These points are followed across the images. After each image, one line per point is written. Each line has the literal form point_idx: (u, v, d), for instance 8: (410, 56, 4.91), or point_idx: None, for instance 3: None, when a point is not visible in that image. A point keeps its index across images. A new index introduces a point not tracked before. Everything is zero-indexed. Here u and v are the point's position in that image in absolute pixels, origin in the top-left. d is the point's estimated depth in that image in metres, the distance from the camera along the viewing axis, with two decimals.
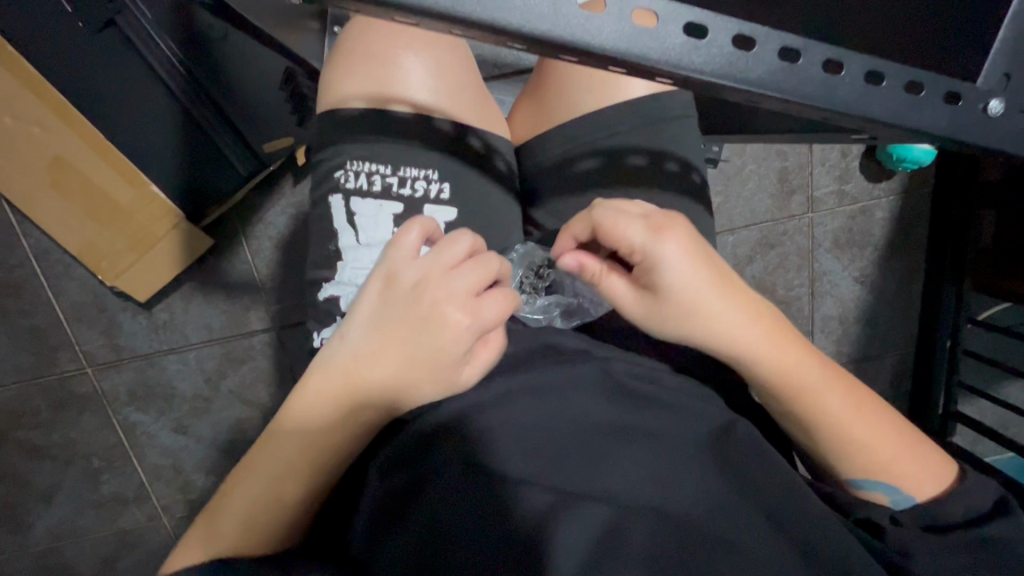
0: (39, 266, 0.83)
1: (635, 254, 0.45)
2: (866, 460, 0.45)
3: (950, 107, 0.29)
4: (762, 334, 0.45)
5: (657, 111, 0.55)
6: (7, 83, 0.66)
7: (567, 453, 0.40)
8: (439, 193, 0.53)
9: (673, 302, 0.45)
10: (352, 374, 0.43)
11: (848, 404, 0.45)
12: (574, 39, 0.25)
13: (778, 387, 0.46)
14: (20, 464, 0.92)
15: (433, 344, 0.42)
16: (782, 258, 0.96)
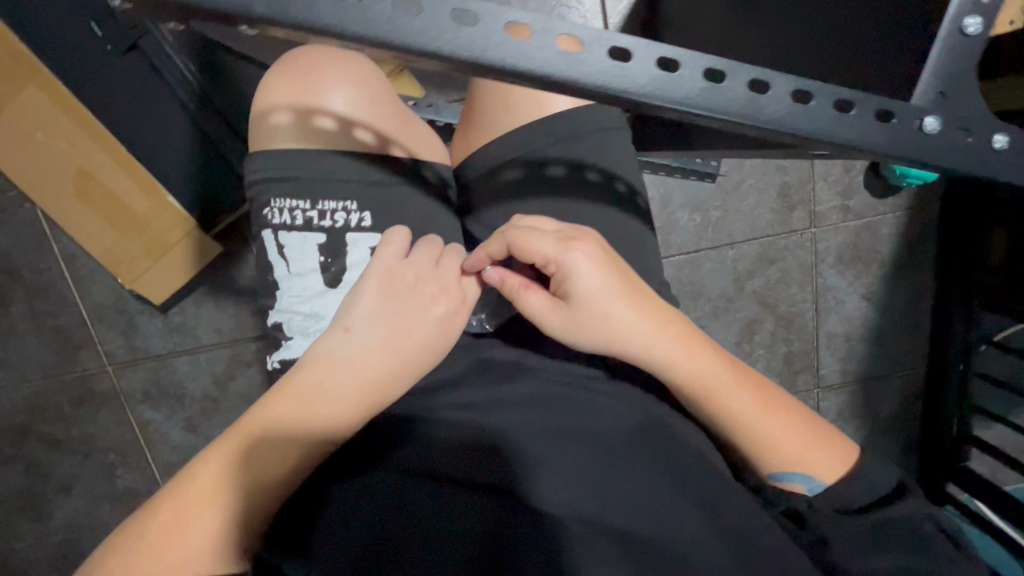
0: (66, 270, 0.89)
1: (549, 264, 0.48)
2: (775, 454, 0.47)
3: (883, 123, 0.30)
4: (670, 346, 0.48)
5: (590, 130, 0.57)
6: (41, 101, 0.72)
7: (508, 460, 0.42)
8: (360, 222, 0.55)
9: (584, 311, 0.48)
10: (339, 356, 0.47)
11: (772, 413, 0.47)
12: (505, 62, 0.27)
13: (679, 387, 0.48)
14: (43, 456, 0.98)
15: (429, 326, 0.49)
16: (783, 273, 0.96)
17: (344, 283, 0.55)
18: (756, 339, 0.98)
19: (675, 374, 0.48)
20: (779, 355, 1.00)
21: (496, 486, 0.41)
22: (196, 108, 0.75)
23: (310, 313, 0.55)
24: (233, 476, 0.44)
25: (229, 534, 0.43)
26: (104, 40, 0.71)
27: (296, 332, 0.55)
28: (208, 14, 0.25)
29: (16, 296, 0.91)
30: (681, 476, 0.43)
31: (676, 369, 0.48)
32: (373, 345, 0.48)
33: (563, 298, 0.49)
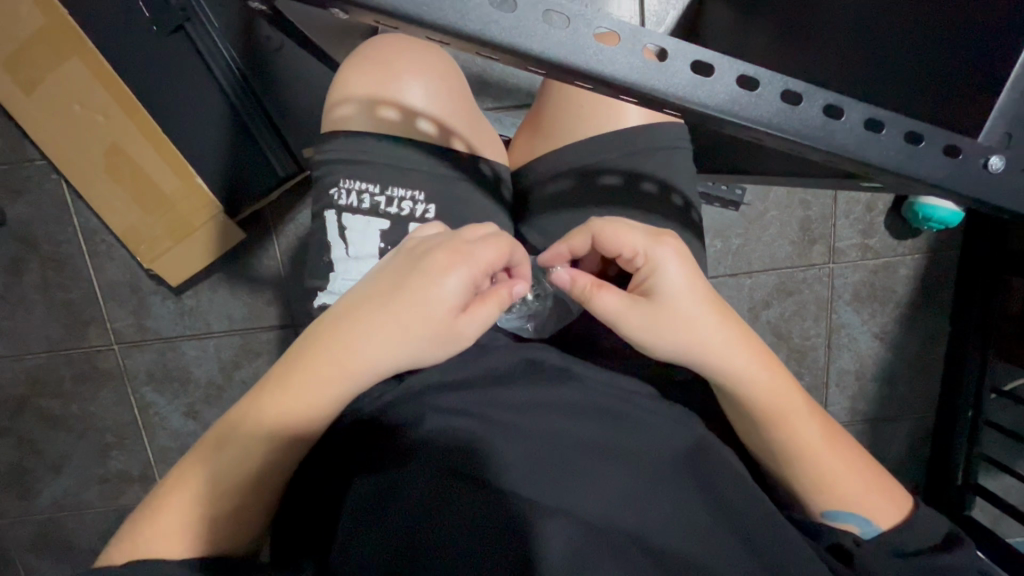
0: (85, 244, 0.89)
1: (637, 258, 0.48)
2: (833, 491, 0.48)
3: (950, 159, 0.30)
4: (747, 364, 0.48)
5: (660, 146, 0.57)
6: (83, 74, 0.73)
7: (549, 467, 0.41)
8: (425, 213, 0.56)
9: (664, 311, 0.47)
10: (323, 340, 0.46)
11: (830, 445, 0.49)
12: (590, 65, 0.27)
13: (745, 414, 0.49)
14: (39, 430, 0.97)
15: (413, 296, 0.44)
16: (799, 306, 0.96)
17: None
18: None
19: (743, 399, 0.48)
20: None
21: (527, 490, 0.40)
22: (236, 96, 0.75)
23: None
24: (216, 494, 0.44)
25: (221, 549, 0.44)
26: (151, 21, 0.72)
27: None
28: None
29: (31, 266, 0.90)
30: (707, 488, 0.43)
31: (752, 388, 0.48)
32: (354, 324, 0.45)
33: (644, 296, 0.48)
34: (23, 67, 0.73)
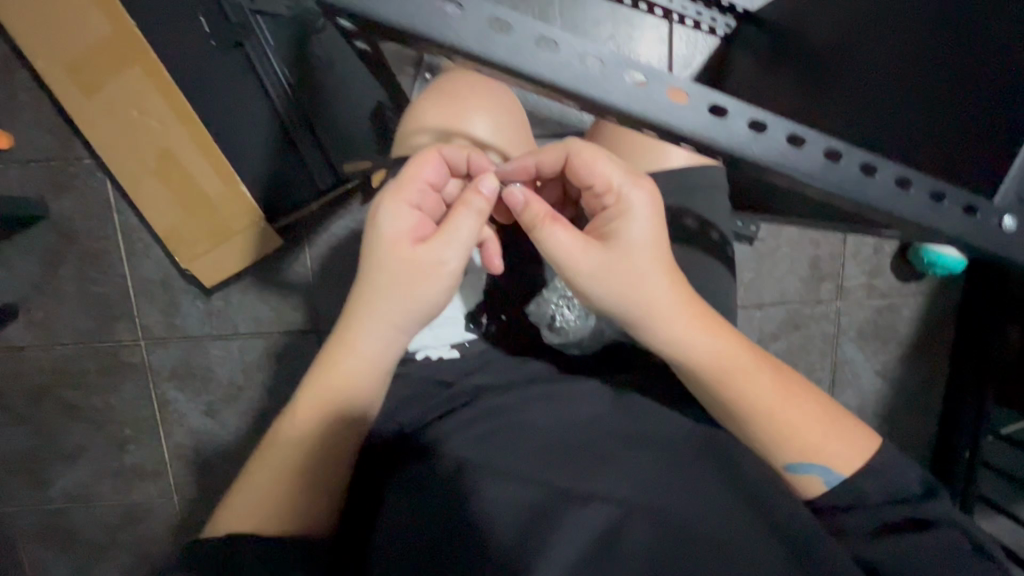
0: (123, 242, 0.92)
1: (608, 195, 0.50)
2: (791, 443, 0.50)
3: (970, 216, 0.34)
4: (695, 322, 0.50)
5: (703, 186, 0.61)
6: (142, 81, 0.77)
7: (565, 461, 0.48)
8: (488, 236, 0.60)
9: (617, 249, 0.48)
10: (334, 330, 0.50)
11: (790, 403, 0.50)
12: (662, 119, 0.31)
13: (703, 377, 0.50)
14: (58, 421, 0.98)
15: (374, 244, 0.47)
16: (806, 340, 0.99)
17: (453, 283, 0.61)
18: None
19: (696, 360, 0.50)
20: None
21: (548, 475, 0.47)
22: (284, 108, 0.79)
23: None
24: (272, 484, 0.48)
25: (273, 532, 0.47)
26: (210, 34, 0.74)
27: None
28: (431, 45, 0.29)
29: (68, 259, 0.93)
30: (726, 478, 0.47)
31: (697, 352, 0.50)
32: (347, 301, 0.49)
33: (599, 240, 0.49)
34: (88, 72, 0.77)
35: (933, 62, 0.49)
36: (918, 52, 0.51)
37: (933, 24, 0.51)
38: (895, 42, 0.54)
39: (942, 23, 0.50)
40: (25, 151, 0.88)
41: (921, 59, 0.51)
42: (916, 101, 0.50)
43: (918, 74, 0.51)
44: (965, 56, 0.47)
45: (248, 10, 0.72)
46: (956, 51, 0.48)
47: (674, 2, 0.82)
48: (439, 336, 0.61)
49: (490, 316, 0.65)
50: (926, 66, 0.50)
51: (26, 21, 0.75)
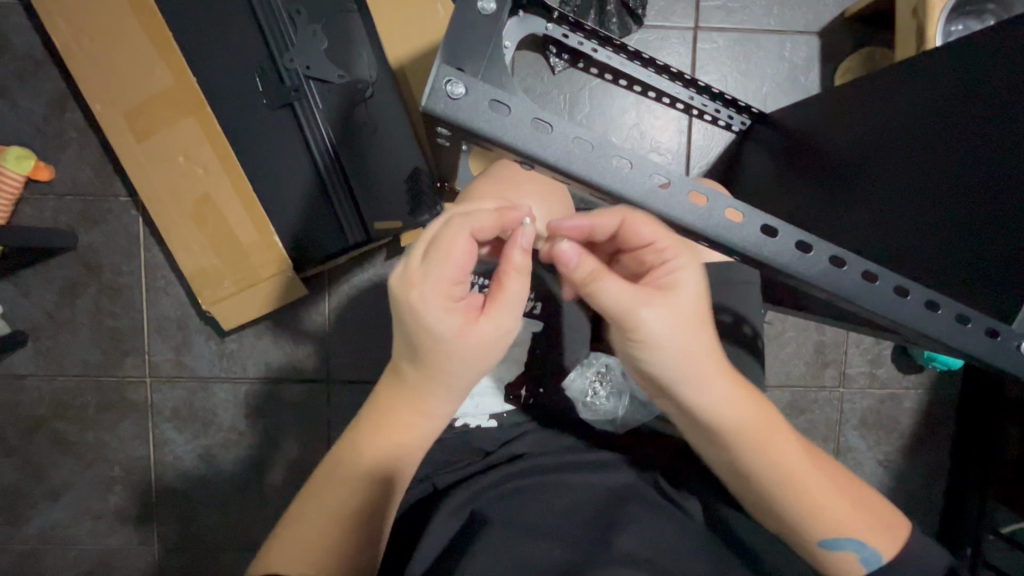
0: (145, 277, 0.93)
1: (664, 248, 0.44)
2: (824, 520, 0.45)
3: (991, 339, 0.38)
4: (733, 392, 0.45)
5: (736, 279, 0.63)
6: (194, 132, 0.81)
7: (591, 526, 0.48)
8: (533, 309, 0.68)
9: (675, 302, 0.42)
10: (402, 391, 0.47)
11: (818, 474, 0.46)
12: (719, 235, 0.34)
13: (731, 440, 0.45)
14: (47, 455, 0.96)
15: (422, 339, 0.43)
16: (809, 424, 1.01)
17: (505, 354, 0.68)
18: None
19: (727, 427, 0.45)
20: None
21: (572, 538, 0.47)
22: (323, 165, 0.83)
23: None
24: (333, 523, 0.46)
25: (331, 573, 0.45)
26: (263, 92, 0.82)
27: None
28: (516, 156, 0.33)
29: (87, 291, 0.93)
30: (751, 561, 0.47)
31: (732, 422, 0.45)
32: (403, 375, 0.46)
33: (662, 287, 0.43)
34: (142, 120, 0.81)
35: (941, 181, 0.54)
36: (927, 165, 0.55)
37: (948, 138, 0.54)
38: (906, 146, 0.57)
39: (950, 136, 0.54)
40: (63, 183, 0.91)
41: (930, 174, 0.55)
42: (918, 214, 0.55)
43: (923, 188, 0.55)
44: (973, 182, 0.51)
45: (302, 75, 0.81)
46: (963, 174, 0.52)
47: (693, 99, 0.88)
48: (479, 404, 0.64)
49: (528, 387, 0.66)
50: (933, 183, 0.54)
51: (92, 70, 0.80)
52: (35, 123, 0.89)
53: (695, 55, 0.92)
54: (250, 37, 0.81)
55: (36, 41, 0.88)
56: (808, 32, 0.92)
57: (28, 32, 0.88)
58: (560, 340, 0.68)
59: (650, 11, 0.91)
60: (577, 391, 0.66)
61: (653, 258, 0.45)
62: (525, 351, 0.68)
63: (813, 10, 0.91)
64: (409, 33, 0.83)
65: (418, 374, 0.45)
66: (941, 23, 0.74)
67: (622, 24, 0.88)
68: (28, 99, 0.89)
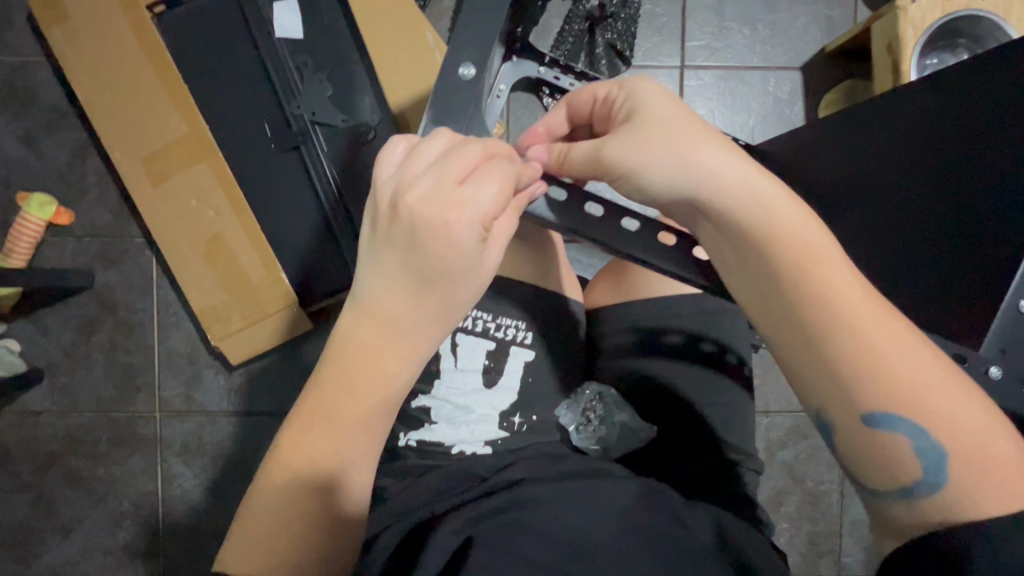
0: (158, 314, 0.97)
1: (612, 94, 0.47)
2: (880, 372, 0.38)
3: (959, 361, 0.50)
4: (778, 200, 0.41)
5: (717, 310, 0.68)
6: (207, 176, 0.85)
7: (588, 554, 0.49)
8: (524, 338, 0.68)
9: (647, 124, 0.43)
10: (381, 327, 0.42)
11: (884, 317, 0.39)
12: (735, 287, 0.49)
13: (776, 239, 0.40)
14: (59, 490, 0.98)
15: (437, 263, 0.40)
16: (814, 449, 1.00)
17: (498, 385, 0.67)
18: (781, 510, 1.00)
19: (772, 235, 0.40)
20: (802, 532, 1.00)
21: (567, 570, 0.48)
22: (328, 204, 0.87)
23: (461, 405, 0.67)
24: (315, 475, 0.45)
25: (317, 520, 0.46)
26: (271, 138, 0.87)
27: (441, 418, 0.66)
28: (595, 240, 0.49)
29: (102, 328, 0.97)
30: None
31: (777, 222, 0.40)
32: (382, 310, 0.42)
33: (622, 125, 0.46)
34: (158, 165, 0.86)
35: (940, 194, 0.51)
36: (931, 179, 0.52)
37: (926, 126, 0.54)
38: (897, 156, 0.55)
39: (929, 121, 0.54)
40: (82, 226, 0.96)
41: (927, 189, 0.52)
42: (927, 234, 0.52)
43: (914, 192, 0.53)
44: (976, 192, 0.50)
45: (308, 121, 0.86)
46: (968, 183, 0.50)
47: None
48: (474, 432, 0.66)
49: (522, 415, 0.67)
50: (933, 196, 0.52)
51: (112, 120, 0.85)
52: (57, 171, 0.95)
53: (682, 92, 0.96)
54: (260, 87, 0.86)
55: (61, 95, 0.94)
56: (791, 67, 0.96)
57: (54, 87, 0.94)
58: (553, 369, 0.69)
59: (637, 52, 0.95)
60: (572, 417, 0.71)
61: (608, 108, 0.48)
62: (517, 380, 0.67)
63: (794, 47, 0.96)
64: (408, 80, 0.87)
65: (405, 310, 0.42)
66: (913, 60, 0.78)
67: (609, 66, 0.93)
68: (52, 148, 0.94)
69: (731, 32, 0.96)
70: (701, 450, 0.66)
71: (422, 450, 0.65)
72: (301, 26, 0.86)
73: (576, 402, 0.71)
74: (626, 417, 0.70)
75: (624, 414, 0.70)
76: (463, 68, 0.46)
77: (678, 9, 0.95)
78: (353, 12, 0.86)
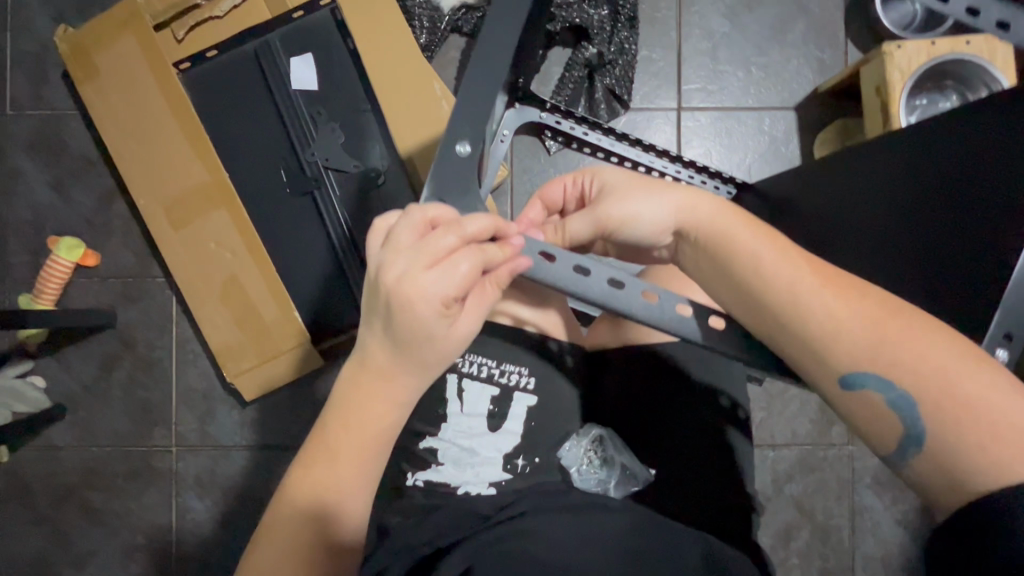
0: (175, 351, 1.00)
1: (579, 179, 0.53)
2: (840, 345, 0.43)
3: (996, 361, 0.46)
4: (734, 220, 0.46)
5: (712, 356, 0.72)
6: (225, 221, 0.90)
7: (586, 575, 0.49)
8: (526, 384, 0.72)
9: (623, 188, 0.49)
10: (371, 382, 0.44)
11: (848, 302, 0.43)
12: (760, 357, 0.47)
13: (738, 261, 0.45)
14: (76, 524, 1.00)
15: (414, 337, 0.41)
16: (821, 483, 0.99)
17: (502, 429, 0.72)
18: (789, 546, 0.99)
19: (739, 254, 0.45)
20: (813, 569, 0.99)
21: None
22: (341, 246, 0.91)
23: (467, 447, 0.71)
24: (303, 529, 0.45)
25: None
26: (286, 183, 0.92)
27: (449, 459, 0.72)
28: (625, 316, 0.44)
29: (122, 365, 1.01)
30: None
31: (745, 248, 0.45)
32: (373, 363, 0.43)
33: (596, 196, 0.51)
34: (180, 211, 0.91)
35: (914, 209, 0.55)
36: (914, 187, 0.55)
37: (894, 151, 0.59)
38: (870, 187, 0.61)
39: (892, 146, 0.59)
40: (106, 267, 1.00)
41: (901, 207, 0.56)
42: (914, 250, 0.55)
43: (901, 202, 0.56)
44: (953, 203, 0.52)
45: (321, 167, 0.91)
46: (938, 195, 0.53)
47: (681, 173, 0.94)
48: (480, 474, 0.70)
49: (524, 457, 0.71)
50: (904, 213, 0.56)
51: (137, 169, 0.91)
52: (85, 216, 1.00)
53: (679, 132, 0.99)
54: (276, 136, 0.92)
55: (92, 145, 1.00)
56: (785, 107, 0.99)
57: (85, 138, 1.00)
58: (552, 414, 0.73)
59: (634, 96, 1.00)
60: (570, 460, 0.74)
61: (579, 189, 0.53)
62: (521, 423, 0.72)
63: (788, 88, 0.99)
64: (416, 127, 0.92)
65: (395, 367, 0.43)
66: (901, 106, 0.81)
67: (609, 109, 0.97)
68: (81, 194, 1.00)
69: (726, 75, 1.00)
70: (707, 462, 0.69)
71: (430, 488, 0.70)
72: (315, 79, 0.91)
73: (569, 447, 0.73)
74: (626, 459, 0.72)
75: (625, 456, 0.73)
76: (460, 145, 0.45)
77: (674, 55, 1.00)
78: (364, 65, 0.91)
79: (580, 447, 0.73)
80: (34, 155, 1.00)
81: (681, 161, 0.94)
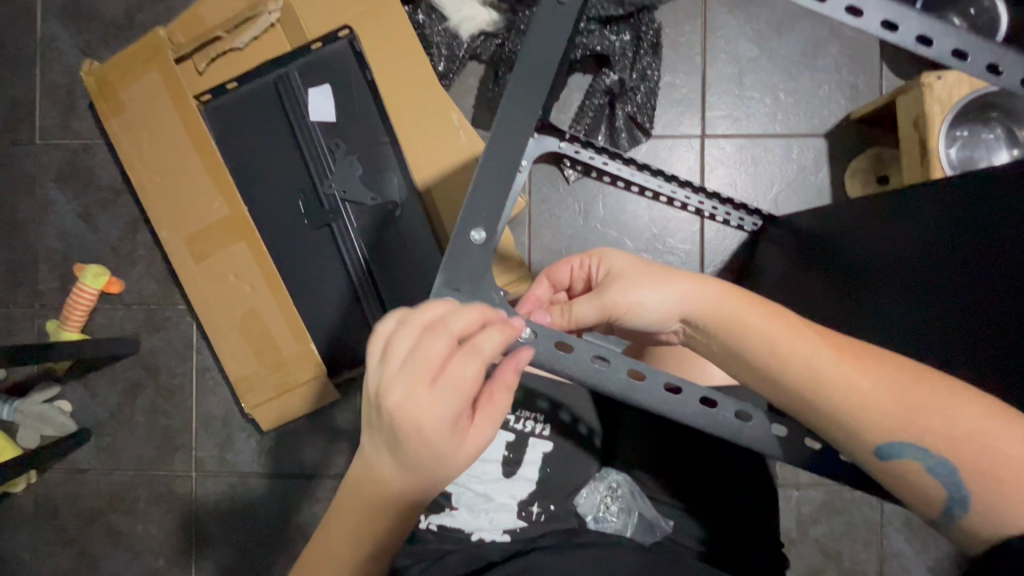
0: (196, 378, 1.02)
1: (586, 261, 0.55)
2: (866, 414, 0.39)
3: None
4: (733, 299, 0.46)
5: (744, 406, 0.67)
6: (244, 254, 0.90)
7: None
8: (541, 430, 0.73)
9: (628, 276, 0.50)
10: (375, 485, 0.42)
11: (869, 370, 0.41)
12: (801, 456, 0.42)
13: (739, 336, 0.44)
14: (101, 545, 1.03)
15: (426, 458, 0.39)
16: (848, 526, 0.95)
17: (517, 475, 0.71)
18: None
19: (743, 331, 0.44)
20: None
21: None
22: (357, 276, 0.91)
23: (481, 492, 0.70)
24: None
25: None
26: (304, 214, 0.92)
27: (461, 504, 0.69)
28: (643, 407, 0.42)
29: (145, 391, 1.02)
30: None
31: (747, 325, 0.44)
32: (378, 469, 0.41)
33: (602, 278, 0.52)
34: (200, 244, 0.91)
35: (931, 263, 0.50)
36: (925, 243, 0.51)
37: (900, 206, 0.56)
38: (886, 232, 0.56)
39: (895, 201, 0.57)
40: (130, 295, 1.02)
41: (922, 258, 0.51)
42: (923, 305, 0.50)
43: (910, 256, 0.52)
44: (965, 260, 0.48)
45: (339, 200, 0.91)
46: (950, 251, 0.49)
47: (705, 205, 0.91)
48: (494, 520, 0.67)
49: (540, 504, 0.70)
50: (925, 262, 0.51)
51: (160, 201, 0.92)
52: (110, 244, 1.02)
53: (703, 161, 0.97)
54: (295, 168, 0.92)
55: (116, 175, 1.01)
56: (815, 134, 0.95)
57: (110, 168, 1.02)
58: (566, 461, 0.72)
59: (656, 124, 0.97)
60: (587, 506, 0.71)
61: (585, 272, 0.55)
62: (536, 469, 0.72)
63: (818, 114, 0.95)
64: (434, 157, 0.90)
65: (406, 488, 0.41)
66: (942, 136, 0.76)
67: (631, 139, 0.94)
68: (107, 223, 1.02)
69: (752, 101, 0.96)
70: (744, 519, 0.62)
71: (442, 534, 0.66)
72: (334, 110, 0.91)
73: (584, 494, 0.71)
74: (647, 507, 0.68)
75: (645, 504, 0.69)
76: (475, 232, 0.43)
77: (698, 81, 0.97)
78: (382, 97, 0.90)
79: (596, 491, 0.71)
80: (62, 185, 1.03)
81: (706, 193, 0.89)
